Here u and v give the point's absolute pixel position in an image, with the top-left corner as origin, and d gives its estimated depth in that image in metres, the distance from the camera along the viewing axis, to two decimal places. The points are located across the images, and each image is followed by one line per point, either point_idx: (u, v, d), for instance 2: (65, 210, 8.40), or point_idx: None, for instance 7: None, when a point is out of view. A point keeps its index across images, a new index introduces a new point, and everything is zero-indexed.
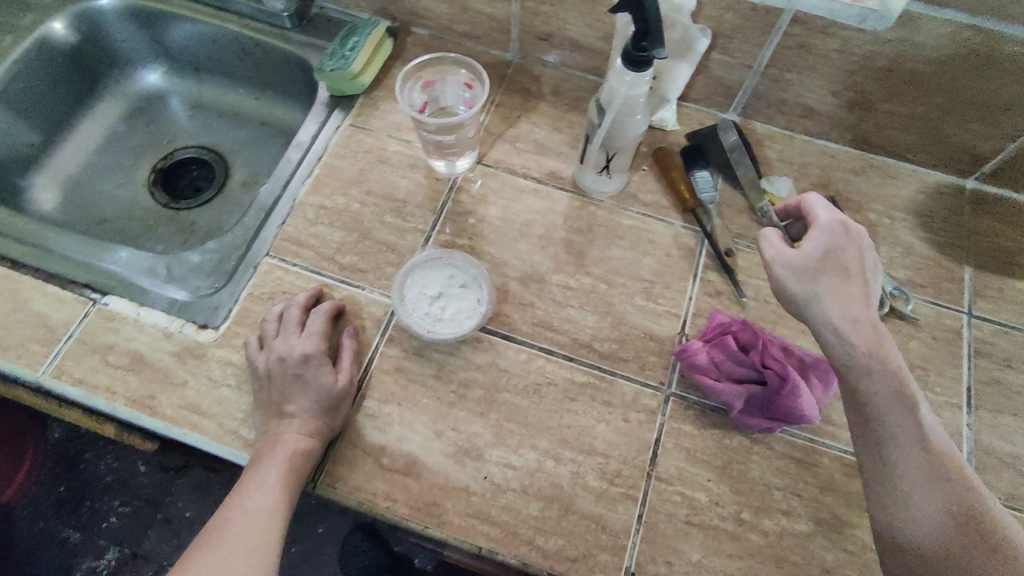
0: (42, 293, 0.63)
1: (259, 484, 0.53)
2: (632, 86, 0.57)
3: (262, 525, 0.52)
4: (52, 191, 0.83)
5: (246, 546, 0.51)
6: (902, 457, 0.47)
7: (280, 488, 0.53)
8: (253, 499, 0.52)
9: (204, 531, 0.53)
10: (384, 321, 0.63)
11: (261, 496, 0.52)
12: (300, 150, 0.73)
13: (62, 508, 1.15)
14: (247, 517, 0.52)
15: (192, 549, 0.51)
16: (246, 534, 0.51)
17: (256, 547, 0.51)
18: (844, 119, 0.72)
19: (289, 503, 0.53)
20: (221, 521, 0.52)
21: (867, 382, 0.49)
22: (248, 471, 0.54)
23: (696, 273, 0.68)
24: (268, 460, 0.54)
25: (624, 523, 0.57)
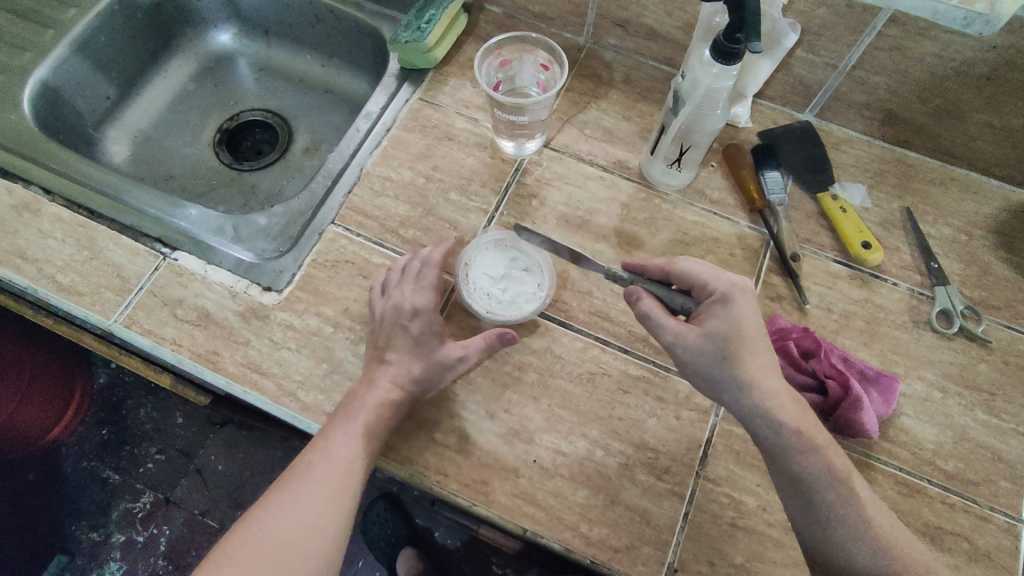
0: (117, 243, 0.65)
1: (340, 436, 0.54)
2: (717, 79, 0.56)
3: (344, 471, 0.54)
4: (123, 145, 0.86)
5: (324, 494, 0.54)
6: (823, 500, 0.51)
7: (360, 443, 0.54)
8: (338, 447, 0.54)
9: (291, 468, 0.56)
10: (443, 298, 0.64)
11: (339, 449, 0.54)
12: (369, 121, 0.74)
13: (105, 449, 1.18)
14: (332, 462, 0.54)
15: (280, 485, 0.55)
16: (331, 478, 0.54)
17: (338, 492, 0.54)
18: (928, 128, 0.69)
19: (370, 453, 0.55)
20: (304, 463, 0.55)
21: (780, 438, 0.52)
22: (335, 418, 0.56)
23: (759, 275, 0.67)
24: (352, 413, 0.55)
25: (669, 519, 0.56)
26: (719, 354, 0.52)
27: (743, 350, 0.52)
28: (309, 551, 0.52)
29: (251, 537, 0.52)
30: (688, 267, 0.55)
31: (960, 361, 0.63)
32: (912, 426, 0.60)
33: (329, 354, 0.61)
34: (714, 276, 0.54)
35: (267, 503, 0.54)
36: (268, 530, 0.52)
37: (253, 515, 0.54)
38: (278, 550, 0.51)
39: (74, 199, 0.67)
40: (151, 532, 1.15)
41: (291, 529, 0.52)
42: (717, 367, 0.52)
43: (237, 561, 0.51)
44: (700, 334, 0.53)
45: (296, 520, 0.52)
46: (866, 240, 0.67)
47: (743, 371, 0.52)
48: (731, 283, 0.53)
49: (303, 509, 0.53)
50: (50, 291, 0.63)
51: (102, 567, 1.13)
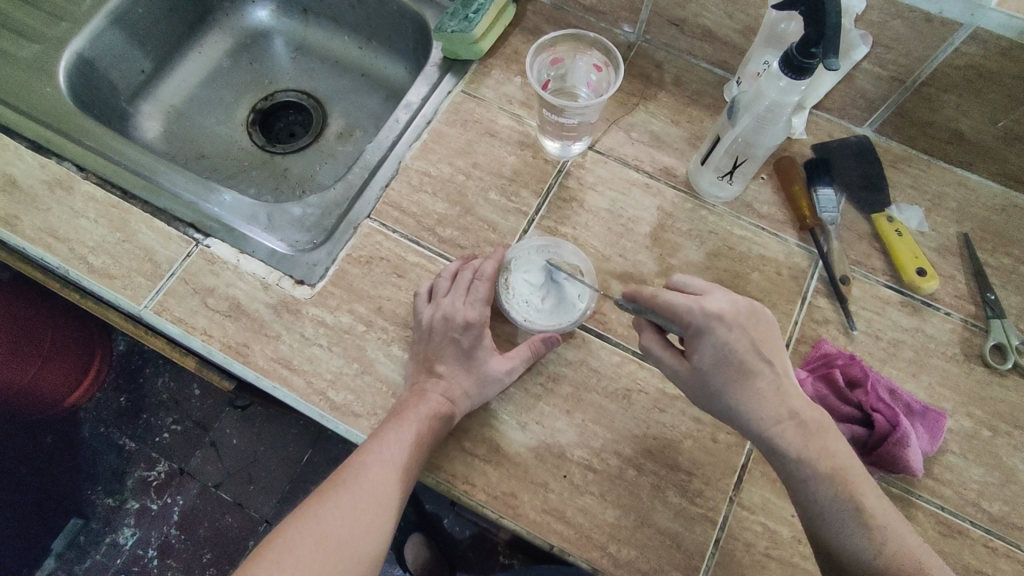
0: (150, 227, 0.64)
1: (395, 439, 0.53)
2: (783, 93, 0.53)
3: (392, 477, 0.53)
4: (156, 121, 0.84)
5: (376, 496, 0.52)
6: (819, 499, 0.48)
7: (415, 448, 0.53)
8: (388, 451, 0.53)
9: (340, 467, 0.55)
10: None
11: (394, 452, 0.53)
12: (409, 111, 0.72)
13: (121, 416, 1.19)
14: (380, 466, 0.53)
15: (330, 484, 0.53)
16: (378, 482, 0.53)
17: (383, 497, 0.53)
18: (995, 151, 0.66)
19: (419, 462, 0.54)
20: (356, 464, 0.54)
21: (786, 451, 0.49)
22: (388, 422, 0.55)
23: (806, 296, 0.64)
24: (406, 418, 0.54)
25: (700, 544, 0.55)
26: (713, 391, 0.51)
27: (736, 382, 0.50)
28: (359, 552, 0.50)
29: (299, 534, 0.50)
30: (669, 299, 0.52)
31: (1012, 399, 0.60)
32: (957, 464, 0.58)
33: (361, 353, 0.60)
34: (692, 307, 0.51)
35: (317, 501, 0.53)
36: (318, 528, 0.50)
37: (300, 512, 0.52)
38: (328, 549, 0.50)
39: (107, 177, 0.66)
40: (165, 501, 1.15)
41: (342, 529, 0.51)
42: (717, 404, 0.51)
43: (284, 558, 0.49)
44: (692, 370, 0.52)
45: (347, 520, 0.51)
46: (921, 266, 0.64)
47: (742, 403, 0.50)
48: (709, 312, 0.51)
49: (349, 512, 0.52)
50: (82, 272, 0.62)
51: (116, 533, 1.13)
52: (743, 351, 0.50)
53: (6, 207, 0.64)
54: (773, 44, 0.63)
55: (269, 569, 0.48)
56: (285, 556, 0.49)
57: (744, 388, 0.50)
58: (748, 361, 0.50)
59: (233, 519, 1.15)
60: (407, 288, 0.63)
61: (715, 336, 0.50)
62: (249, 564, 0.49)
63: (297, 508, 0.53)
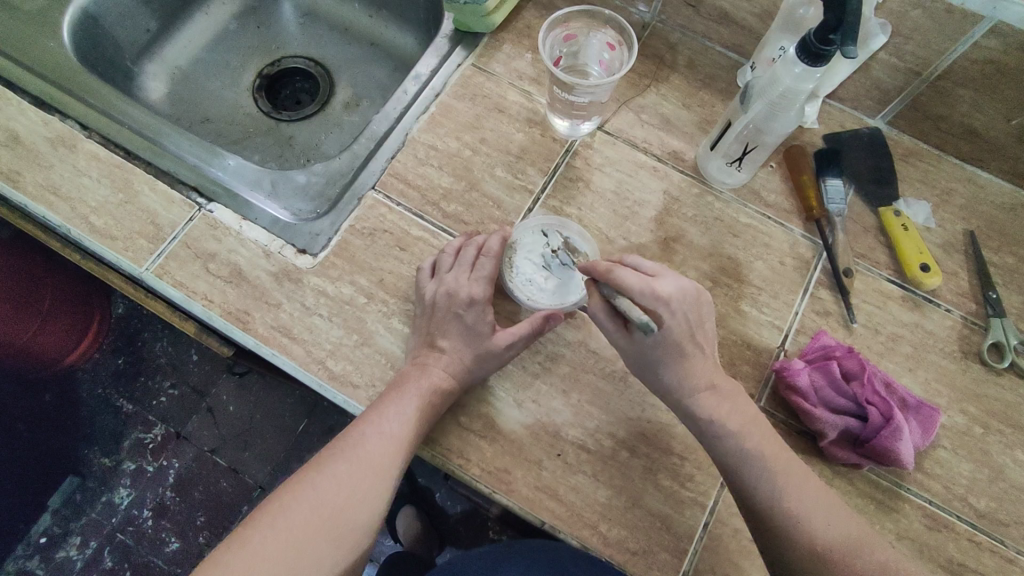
0: (152, 189, 0.64)
1: (395, 412, 0.54)
2: (798, 80, 0.53)
3: (390, 449, 0.53)
4: (161, 82, 0.84)
5: (374, 468, 0.53)
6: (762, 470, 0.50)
7: (414, 422, 0.54)
8: (387, 425, 0.53)
9: (338, 437, 0.55)
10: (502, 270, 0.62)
11: (394, 425, 0.53)
12: (417, 83, 0.71)
13: (119, 378, 1.19)
14: (379, 439, 0.53)
15: (329, 454, 0.54)
16: (375, 455, 0.53)
17: (380, 470, 0.53)
18: (1007, 148, 0.65)
19: (417, 437, 0.54)
20: (354, 434, 0.54)
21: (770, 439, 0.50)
22: (388, 394, 0.55)
23: (808, 287, 0.64)
24: (407, 391, 0.54)
25: (689, 527, 0.56)
26: (648, 359, 0.52)
27: (673, 353, 0.51)
28: (354, 520, 0.51)
29: (296, 501, 0.51)
30: (621, 278, 0.48)
31: (1005, 398, 0.61)
32: (948, 459, 0.58)
33: (361, 325, 0.60)
34: (643, 289, 0.48)
35: (315, 470, 0.53)
36: (313, 495, 0.51)
37: (297, 478, 0.53)
38: (324, 515, 0.50)
39: (111, 137, 0.65)
40: (162, 464, 1.16)
41: (339, 499, 0.51)
42: (652, 374, 0.53)
43: (279, 522, 0.50)
44: (633, 342, 0.51)
45: (344, 488, 0.52)
46: (925, 262, 0.64)
47: (674, 371, 0.52)
48: (657, 293, 0.48)
49: (345, 484, 0.52)
50: (83, 232, 0.61)
51: (113, 493, 1.14)
52: (681, 329, 0.50)
53: (7, 162, 0.63)
54: (790, 30, 0.62)
55: (264, 532, 0.49)
56: (279, 520, 0.50)
57: (681, 361, 0.51)
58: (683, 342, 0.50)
59: (227, 484, 1.16)
60: (410, 262, 0.63)
61: (660, 317, 0.49)
62: (244, 527, 0.50)
63: (295, 474, 0.54)
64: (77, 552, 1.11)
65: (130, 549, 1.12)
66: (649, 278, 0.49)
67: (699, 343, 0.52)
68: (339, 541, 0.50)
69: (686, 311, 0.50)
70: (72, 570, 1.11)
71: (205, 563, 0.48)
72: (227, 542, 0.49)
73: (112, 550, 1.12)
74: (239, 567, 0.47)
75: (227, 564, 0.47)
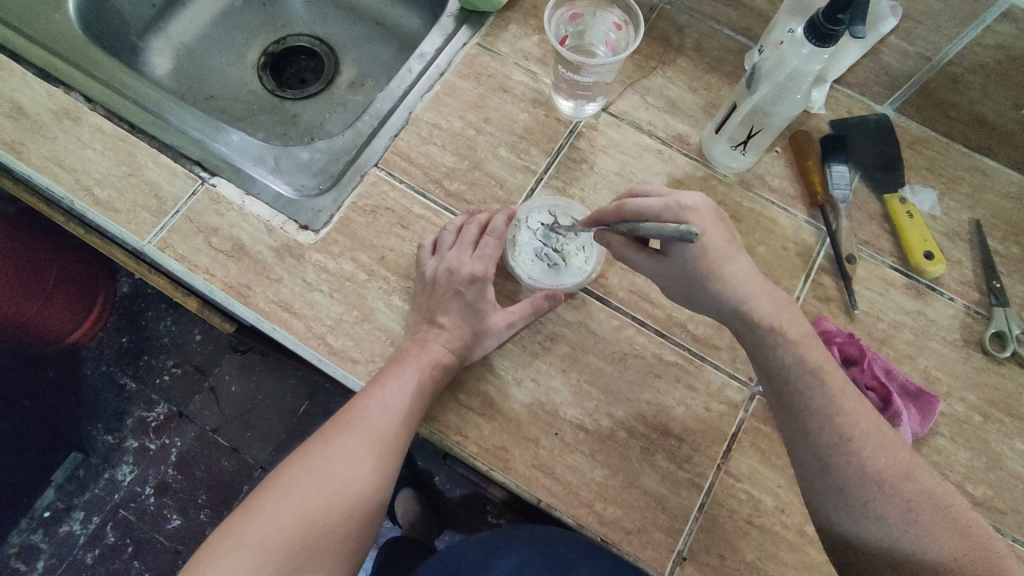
0: (156, 162, 0.64)
1: (397, 386, 0.54)
2: (806, 61, 0.52)
3: (393, 422, 0.53)
4: (166, 58, 0.83)
5: (379, 440, 0.53)
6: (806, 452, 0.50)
7: (417, 395, 0.54)
8: (390, 398, 0.54)
9: (343, 409, 0.55)
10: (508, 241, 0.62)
11: (396, 398, 0.54)
12: (422, 61, 0.70)
13: (124, 356, 1.20)
14: (383, 412, 0.53)
15: (334, 426, 0.54)
16: (379, 427, 0.53)
17: (386, 442, 0.53)
18: (1017, 135, 0.65)
19: (420, 411, 0.54)
20: (358, 407, 0.54)
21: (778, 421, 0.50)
22: (389, 368, 0.55)
23: (810, 273, 0.64)
24: (408, 366, 0.55)
25: (684, 508, 0.56)
26: (692, 279, 0.49)
27: (715, 265, 0.48)
28: (364, 490, 0.52)
29: (305, 473, 0.51)
30: (639, 204, 0.49)
31: (1007, 388, 0.60)
32: (945, 447, 0.58)
33: (361, 301, 0.60)
34: (666, 202, 0.49)
35: (322, 442, 0.53)
36: (321, 467, 0.52)
37: (305, 450, 0.53)
38: (333, 486, 0.51)
39: (115, 110, 0.65)
40: (164, 442, 1.17)
41: (346, 471, 0.52)
42: (696, 296, 0.50)
43: (290, 494, 0.50)
44: (670, 262, 0.50)
45: (352, 461, 0.52)
46: (929, 250, 0.63)
47: (722, 286, 0.49)
48: (681, 204, 0.49)
49: (351, 455, 0.52)
50: (86, 204, 0.62)
51: (115, 470, 1.15)
52: (718, 238, 0.49)
53: (12, 133, 0.63)
54: (799, 12, 0.61)
55: (275, 502, 0.50)
56: (289, 492, 0.50)
57: (721, 273, 0.49)
58: (723, 249, 0.49)
59: (229, 463, 1.17)
60: (411, 240, 0.63)
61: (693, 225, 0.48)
62: (255, 498, 0.51)
63: (301, 447, 0.54)
64: (80, 527, 1.12)
65: (132, 525, 1.13)
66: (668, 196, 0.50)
67: (736, 248, 0.50)
68: (350, 511, 0.51)
69: (716, 221, 0.50)
70: (75, 545, 1.12)
71: (219, 533, 0.49)
72: (239, 512, 0.50)
73: (114, 525, 1.13)
74: (254, 538, 0.48)
75: (240, 533, 0.48)
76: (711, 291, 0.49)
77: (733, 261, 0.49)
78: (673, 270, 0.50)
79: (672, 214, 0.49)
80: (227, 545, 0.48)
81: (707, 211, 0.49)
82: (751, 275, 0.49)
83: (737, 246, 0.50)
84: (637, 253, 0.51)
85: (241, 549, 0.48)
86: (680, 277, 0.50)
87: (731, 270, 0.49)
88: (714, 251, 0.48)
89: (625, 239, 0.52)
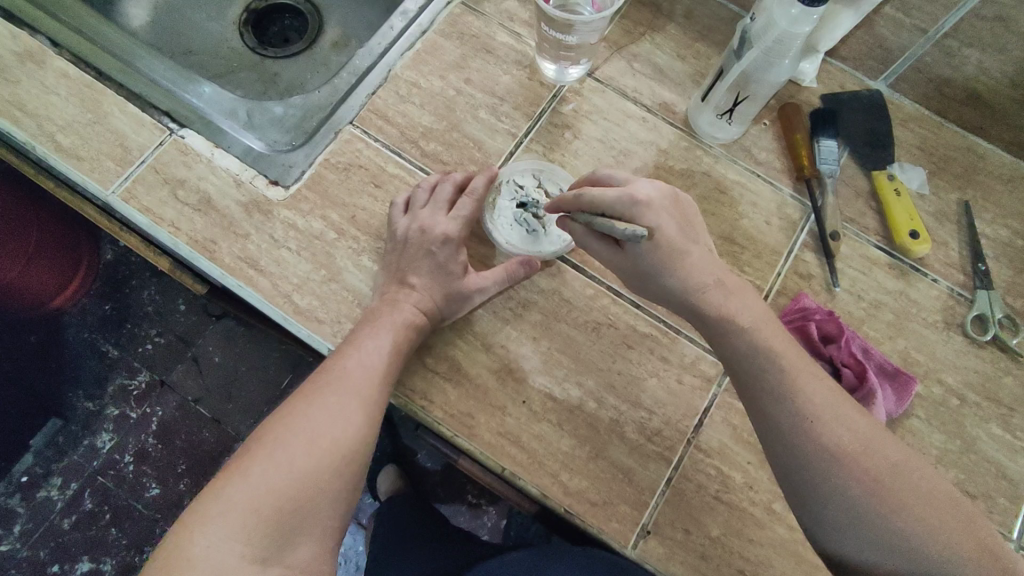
0: (124, 111, 0.62)
1: (373, 345, 0.53)
2: (794, 22, 0.50)
3: (373, 380, 0.52)
4: (144, 10, 0.81)
5: (363, 399, 0.51)
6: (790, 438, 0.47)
7: (394, 353, 0.53)
8: (367, 357, 0.52)
9: (319, 369, 0.54)
10: (489, 203, 0.61)
11: (374, 357, 0.52)
12: (404, 19, 0.68)
13: (105, 323, 1.16)
14: (362, 371, 0.52)
15: (313, 386, 0.52)
16: (360, 387, 0.51)
17: (370, 401, 0.51)
18: (1011, 114, 0.63)
19: (398, 369, 0.53)
20: (336, 367, 0.52)
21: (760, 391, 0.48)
22: (363, 328, 0.54)
23: (792, 249, 0.63)
24: (382, 325, 0.53)
25: (651, 481, 0.55)
26: (645, 272, 0.50)
27: (671, 259, 0.49)
28: (351, 450, 0.50)
29: (290, 434, 0.49)
30: (596, 196, 0.48)
31: (986, 371, 0.59)
32: (920, 429, 0.57)
33: (330, 261, 0.59)
34: (621, 197, 0.48)
35: (302, 402, 0.51)
36: (306, 428, 0.50)
37: (287, 411, 0.51)
38: (320, 447, 0.49)
39: (83, 57, 0.63)
40: (145, 411, 1.15)
41: (332, 430, 0.50)
42: (649, 285, 0.51)
43: (277, 455, 0.48)
44: (625, 255, 0.50)
45: (338, 420, 0.50)
46: (915, 229, 0.62)
47: (679, 280, 0.49)
48: (636, 197, 0.48)
49: (335, 415, 0.51)
50: (48, 151, 0.60)
51: (95, 437, 1.13)
52: (672, 232, 0.48)
53: None
54: None
55: (262, 464, 0.48)
56: (277, 453, 0.48)
57: (678, 266, 0.49)
58: (679, 241, 0.49)
59: (209, 433, 1.15)
60: (383, 200, 0.61)
61: (647, 219, 0.48)
62: (240, 460, 0.49)
63: (283, 408, 0.52)
64: (58, 492, 1.11)
65: (109, 491, 1.12)
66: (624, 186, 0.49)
67: (692, 237, 0.50)
68: (339, 471, 0.49)
69: (670, 212, 0.49)
70: (51, 510, 1.10)
71: (205, 499, 0.47)
72: (224, 474, 0.48)
73: (92, 492, 1.11)
74: (243, 501, 0.46)
75: (228, 496, 0.47)
76: (669, 283, 0.49)
77: (689, 254, 0.49)
78: (624, 263, 0.51)
79: (625, 208, 0.48)
80: (216, 508, 0.46)
81: (663, 202, 0.49)
82: (705, 265, 0.50)
83: (693, 234, 0.50)
84: (591, 242, 0.52)
85: (230, 513, 0.46)
86: (633, 269, 0.51)
87: (692, 262, 0.49)
88: (670, 246, 0.48)
89: (584, 228, 0.51)
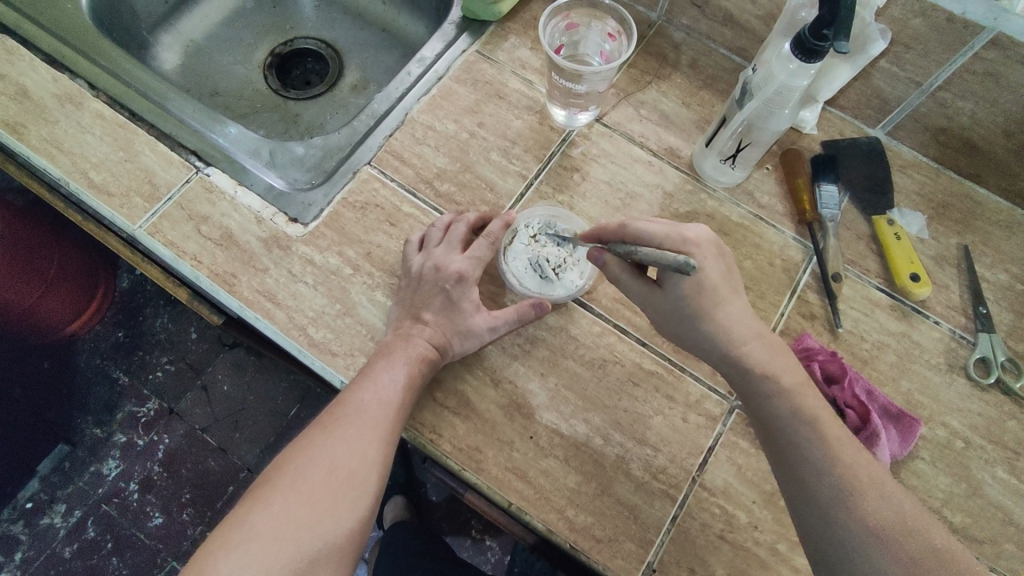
0: (153, 150, 0.65)
1: (387, 378, 0.54)
2: (793, 76, 0.53)
3: (388, 413, 0.53)
4: (174, 53, 0.85)
5: (378, 431, 0.52)
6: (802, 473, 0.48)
7: (408, 387, 0.54)
8: (381, 389, 0.53)
9: (336, 401, 0.55)
10: (502, 248, 0.63)
11: (389, 390, 0.53)
12: (421, 66, 0.72)
13: (117, 350, 1.18)
14: (377, 404, 0.53)
15: (331, 418, 0.53)
16: (376, 418, 0.52)
17: (386, 432, 0.52)
18: (1007, 163, 0.65)
19: (410, 401, 0.54)
20: (353, 400, 0.53)
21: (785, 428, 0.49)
22: (378, 361, 0.55)
23: (795, 289, 0.64)
24: (396, 358, 0.55)
25: (656, 519, 0.55)
26: (685, 317, 0.51)
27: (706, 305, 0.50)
28: (369, 482, 0.51)
29: (309, 465, 0.51)
30: (644, 228, 0.51)
31: (990, 415, 0.60)
32: (925, 471, 0.57)
33: (345, 295, 0.61)
34: (667, 234, 0.50)
35: (321, 434, 0.53)
36: (325, 459, 0.51)
37: (307, 441, 0.52)
38: (339, 478, 0.50)
39: (117, 99, 0.67)
40: (152, 438, 1.15)
41: (351, 461, 0.51)
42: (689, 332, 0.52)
43: (297, 485, 0.49)
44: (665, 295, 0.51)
45: (357, 452, 0.51)
46: (915, 272, 0.63)
47: (714, 325, 0.50)
48: (685, 236, 0.50)
49: (352, 447, 0.52)
50: (81, 186, 0.63)
51: (101, 464, 1.13)
52: (715, 275, 0.50)
53: (15, 115, 0.65)
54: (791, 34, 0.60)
55: (284, 494, 0.49)
56: (297, 484, 0.49)
57: (714, 312, 0.50)
58: (718, 288, 0.50)
59: (214, 463, 1.15)
60: (398, 238, 0.63)
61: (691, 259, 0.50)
62: (261, 490, 0.50)
63: (301, 439, 0.53)
64: (61, 520, 1.10)
65: (113, 521, 1.11)
66: (673, 225, 0.51)
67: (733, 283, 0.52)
68: (357, 502, 0.50)
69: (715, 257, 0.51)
70: (54, 538, 1.10)
71: (228, 526, 0.48)
72: (246, 503, 0.49)
73: (95, 520, 1.11)
74: (265, 530, 0.47)
75: (251, 523, 0.47)
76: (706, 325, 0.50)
77: (728, 303, 0.51)
78: (661, 304, 0.52)
79: (670, 244, 0.50)
80: (239, 537, 0.47)
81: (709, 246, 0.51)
82: (742, 314, 0.51)
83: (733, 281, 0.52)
84: (630, 281, 0.53)
85: (253, 541, 0.47)
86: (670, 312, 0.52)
87: (729, 310, 0.51)
88: (709, 296, 0.50)
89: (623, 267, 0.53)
